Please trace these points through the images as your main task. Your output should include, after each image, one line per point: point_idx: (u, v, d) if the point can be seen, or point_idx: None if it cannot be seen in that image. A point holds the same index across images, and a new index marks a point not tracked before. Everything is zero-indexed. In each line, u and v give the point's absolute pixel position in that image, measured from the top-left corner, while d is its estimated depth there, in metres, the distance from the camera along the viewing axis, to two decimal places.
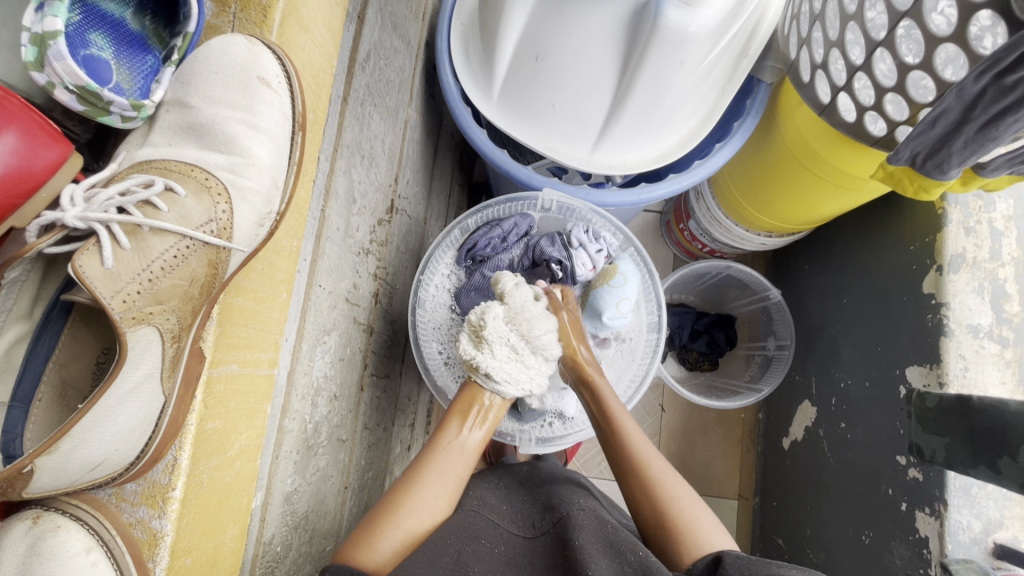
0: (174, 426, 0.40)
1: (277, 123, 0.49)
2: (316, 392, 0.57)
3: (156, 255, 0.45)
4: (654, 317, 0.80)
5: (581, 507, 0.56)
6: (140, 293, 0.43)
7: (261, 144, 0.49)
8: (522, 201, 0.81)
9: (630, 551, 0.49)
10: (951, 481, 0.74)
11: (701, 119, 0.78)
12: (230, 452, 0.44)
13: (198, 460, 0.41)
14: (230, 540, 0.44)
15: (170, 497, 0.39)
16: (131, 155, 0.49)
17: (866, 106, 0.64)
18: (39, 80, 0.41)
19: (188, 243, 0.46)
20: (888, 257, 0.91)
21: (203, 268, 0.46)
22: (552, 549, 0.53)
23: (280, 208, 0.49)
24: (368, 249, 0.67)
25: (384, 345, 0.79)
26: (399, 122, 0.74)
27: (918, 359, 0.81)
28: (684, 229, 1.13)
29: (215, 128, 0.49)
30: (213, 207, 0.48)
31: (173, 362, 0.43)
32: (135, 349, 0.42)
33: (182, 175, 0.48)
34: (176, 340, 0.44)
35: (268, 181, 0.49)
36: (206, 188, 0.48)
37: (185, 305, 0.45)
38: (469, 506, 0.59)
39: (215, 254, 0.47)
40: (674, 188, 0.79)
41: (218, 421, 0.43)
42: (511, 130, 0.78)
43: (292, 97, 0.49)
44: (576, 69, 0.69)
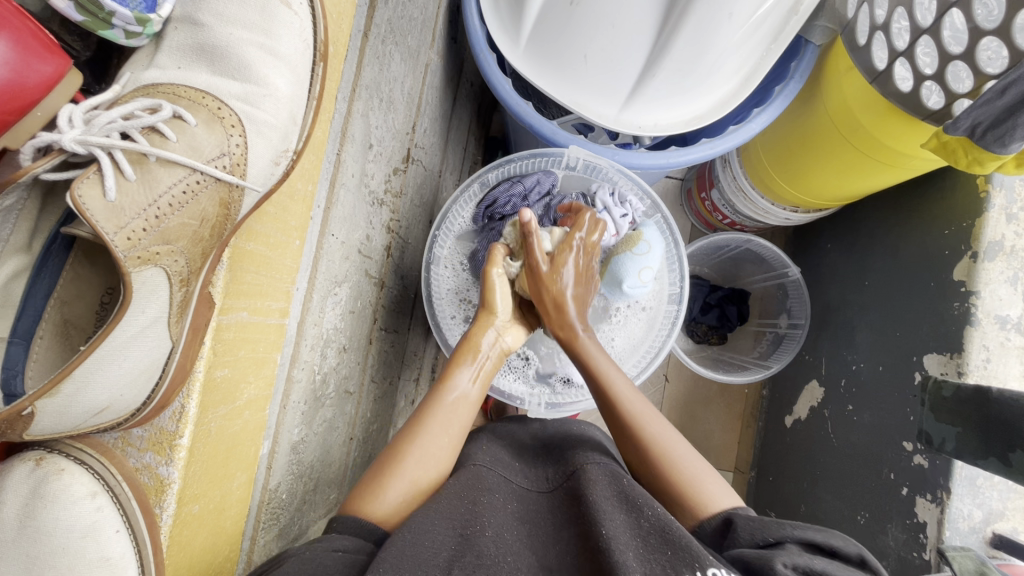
0: (182, 373, 0.39)
1: (298, 51, 0.45)
2: (326, 343, 0.56)
3: (162, 190, 0.41)
4: (677, 288, 0.78)
5: (596, 460, 0.56)
6: (147, 230, 0.40)
7: (280, 74, 0.45)
8: (547, 157, 0.77)
9: (647, 506, 0.49)
10: (956, 470, 0.74)
11: (741, 81, 0.74)
12: (239, 401, 0.43)
13: (206, 409, 0.40)
14: (237, 488, 0.44)
15: (177, 445, 0.38)
16: (136, 76, 0.45)
17: (926, 74, 0.59)
18: None
19: (199, 177, 0.43)
20: (918, 240, 0.87)
21: (214, 208, 0.43)
22: (565, 505, 0.53)
23: (297, 146, 0.46)
24: (383, 199, 0.64)
25: (394, 299, 0.77)
26: (420, 66, 0.69)
27: (938, 347, 0.79)
28: (706, 198, 1.09)
29: (230, 52, 0.45)
30: (226, 140, 0.44)
31: (181, 307, 0.41)
32: (143, 291, 0.39)
33: (192, 102, 0.44)
34: (184, 283, 0.42)
35: (287, 115, 0.45)
36: (219, 119, 0.44)
37: (194, 246, 0.42)
38: (480, 461, 0.58)
39: (227, 192, 0.44)
40: (706, 154, 0.75)
41: (227, 369, 0.42)
42: (537, 81, 0.73)
43: (314, 23, 0.45)
44: (613, 17, 0.64)
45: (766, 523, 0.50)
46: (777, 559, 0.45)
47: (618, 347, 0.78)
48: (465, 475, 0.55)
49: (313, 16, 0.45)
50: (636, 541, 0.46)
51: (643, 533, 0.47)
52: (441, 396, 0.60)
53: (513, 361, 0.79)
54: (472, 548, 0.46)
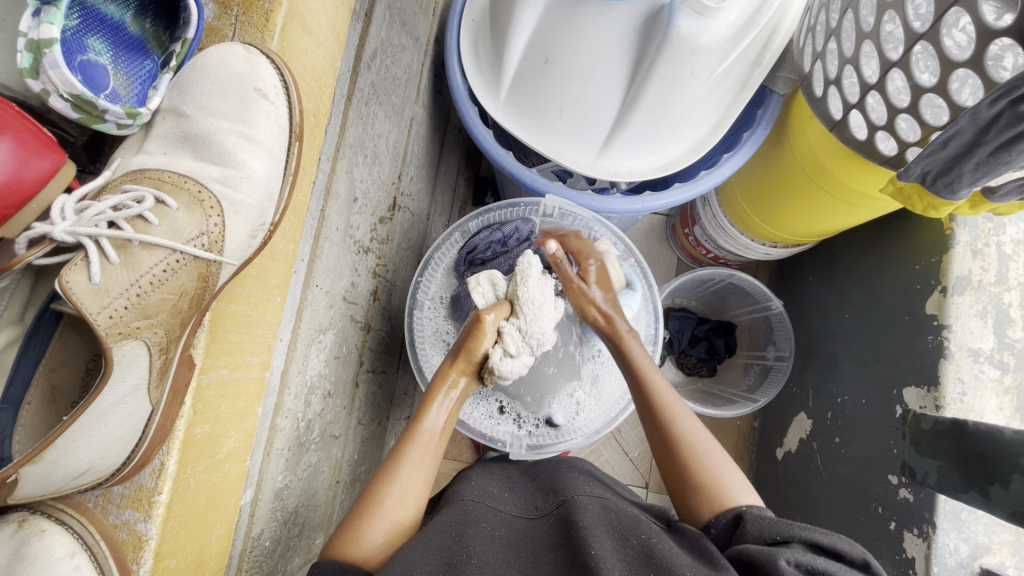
0: (162, 431, 0.41)
1: (273, 134, 0.49)
2: (310, 390, 0.57)
3: (145, 270, 0.44)
4: (652, 330, 0.80)
5: (586, 493, 0.57)
6: (128, 308, 0.43)
7: (257, 158, 0.49)
8: (524, 206, 0.81)
9: (633, 535, 0.50)
10: (940, 504, 0.74)
11: (710, 129, 0.78)
12: (219, 455, 0.45)
13: (186, 464, 0.42)
14: (216, 540, 0.45)
15: (155, 501, 0.40)
16: (127, 162, 0.49)
17: (878, 124, 0.63)
18: (34, 88, 0.40)
19: (179, 257, 0.46)
20: (893, 274, 0.89)
21: (193, 282, 0.46)
22: (552, 529, 0.53)
23: (274, 219, 0.49)
24: (369, 247, 0.67)
25: (381, 342, 0.79)
26: (405, 121, 0.73)
27: (916, 380, 0.81)
28: (689, 234, 1.12)
29: (210, 139, 0.49)
30: (205, 220, 0.48)
31: (161, 371, 0.43)
32: (123, 362, 0.42)
33: (175, 187, 0.48)
34: (164, 351, 0.44)
35: (262, 193, 0.49)
36: (199, 202, 0.48)
37: (173, 318, 0.45)
38: (469, 496, 0.58)
39: (205, 267, 0.46)
40: (678, 198, 0.78)
41: (206, 426, 0.44)
42: (517, 131, 0.77)
43: (289, 107, 0.49)
44: (586, 75, 0.69)
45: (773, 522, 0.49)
46: (778, 554, 0.45)
47: (602, 386, 0.80)
48: (454, 509, 0.56)
49: (289, 102, 0.48)
50: (620, 561, 0.47)
51: (629, 557, 0.48)
52: (415, 434, 0.59)
53: (500, 408, 0.80)
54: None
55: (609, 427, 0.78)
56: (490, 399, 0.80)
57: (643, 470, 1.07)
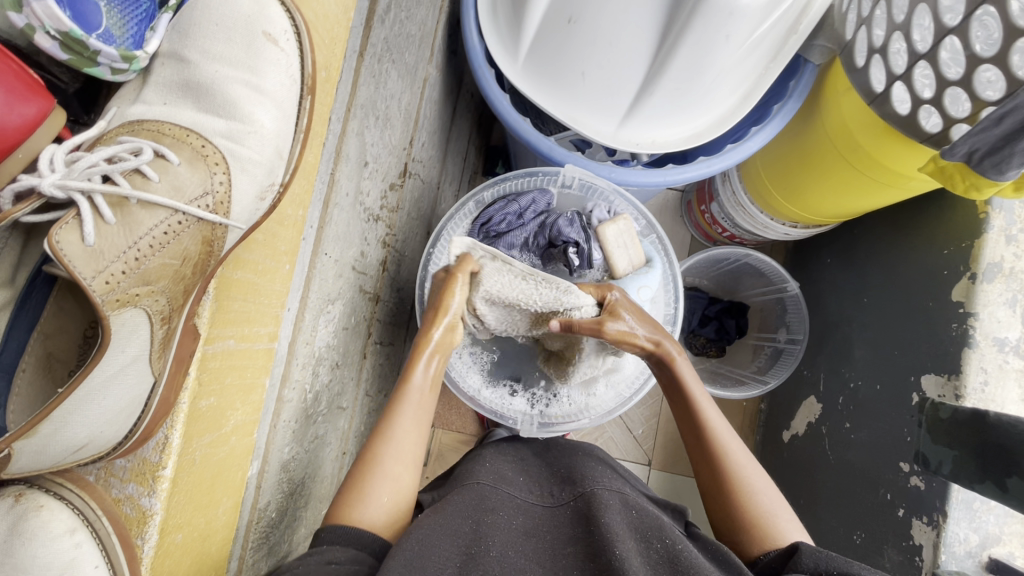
0: (165, 406, 0.40)
1: (283, 85, 0.45)
2: (318, 361, 0.56)
3: (144, 232, 0.41)
4: (671, 309, 0.77)
5: (606, 486, 0.56)
6: (126, 273, 0.39)
7: (265, 110, 0.45)
8: (543, 175, 0.77)
9: (657, 537, 0.49)
10: (953, 493, 0.73)
11: (739, 99, 0.74)
12: (225, 428, 0.44)
13: (191, 438, 0.41)
14: (222, 513, 0.45)
15: (160, 476, 0.38)
16: (123, 111, 0.44)
17: (924, 98, 0.59)
18: (17, 22, 0.36)
19: (181, 218, 0.42)
20: (918, 258, 0.87)
21: (197, 247, 0.43)
22: (570, 524, 0.52)
23: (284, 177, 0.46)
24: (379, 215, 0.64)
25: (390, 313, 0.77)
26: (418, 81, 0.69)
27: (935, 367, 0.79)
28: (705, 211, 1.09)
29: (215, 89, 0.45)
30: (209, 178, 0.44)
31: (163, 343, 0.41)
32: (121, 333, 0.39)
33: (176, 140, 0.44)
34: (166, 321, 0.42)
35: (272, 150, 0.45)
36: (202, 156, 0.44)
37: (175, 286, 0.42)
38: (485, 479, 0.57)
39: (210, 230, 0.43)
40: (702, 172, 0.75)
41: (212, 398, 0.43)
42: (535, 96, 0.73)
43: (302, 55, 0.45)
44: (613, 37, 0.64)
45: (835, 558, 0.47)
46: None
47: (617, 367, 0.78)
48: (470, 492, 0.54)
49: (300, 49, 0.45)
50: (645, 565, 0.46)
51: (654, 563, 0.47)
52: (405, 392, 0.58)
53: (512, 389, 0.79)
54: (477, 566, 0.45)
55: (622, 408, 0.76)
56: (501, 380, 0.79)
57: (648, 448, 1.07)
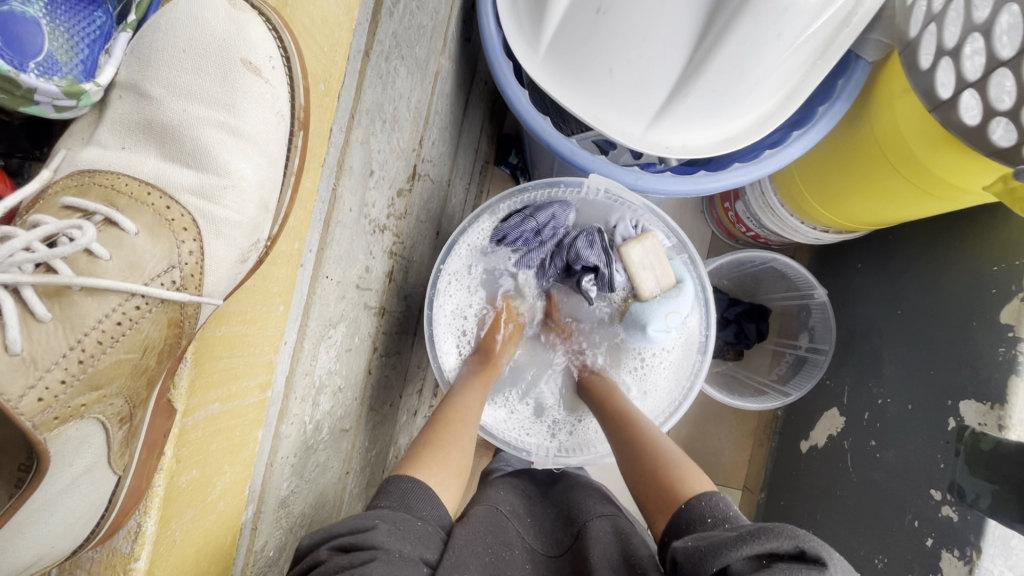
0: (136, 493, 0.36)
1: (269, 124, 0.40)
2: (319, 389, 0.52)
3: (90, 325, 0.35)
4: (702, 336, 0.73)
5: (600, 518, 0.55)
6: (68, 379, 0.34)
7: (245, 158, 0.40)
8: (564, 185, 0.71)
9: (650, 561, 0.48)
10: (989, 528, 0.69)
11: (781, 100, 0.67)
12: (211, 496, 0.40)
13: (169, 520, 0.37)
14: None
15: (132, 569, 0.35)
16: (72, 157, 0.39)
17: (998, 109, 0.52)
18: None
19: (139, 302, 0.36)
20: (961, 272, 0.81)
21: (161, 332, 0.37)
22: (570, 567, 0.51)
23: (272, 234, 0.41)
24: (385, 225, 0.59)
25: (396, 324, 0.73)
26: (429, 76, 0.63)
27: (977, 393, 0.74)
28: (729, 209, 1.02)
29: (184, 132, 0.39)
30: (175, 249, 0.38)
31: (126, 439, 0.37)
32: (68, 447, 0.34)
33: (133, 201, 0.38)
34: (125, 420, 0.37)
35: (254, 208, 0.40)
36: (166, 221, 0.38)
37: (135, 380, 0.37)
38: (501, 509, 0.56)
39: (178, 310, 0.38)
40: (736, 180, 0.69)
41: (194, 471, 0.38)
42: (556, 92, 0.67)
43: (292, 83, 0.40)
44: (646, 30, 0.58)
45: (707, 548, 0.44)
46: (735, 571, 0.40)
47: (645, 396, 0.74)
48: (487, 520, 0.53)
49: (290, 80, 0.40)
50: None
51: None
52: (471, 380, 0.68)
53: (530, 416, 0.76)
54: None
55: None
56: (520, 405, 0.76)
57: None
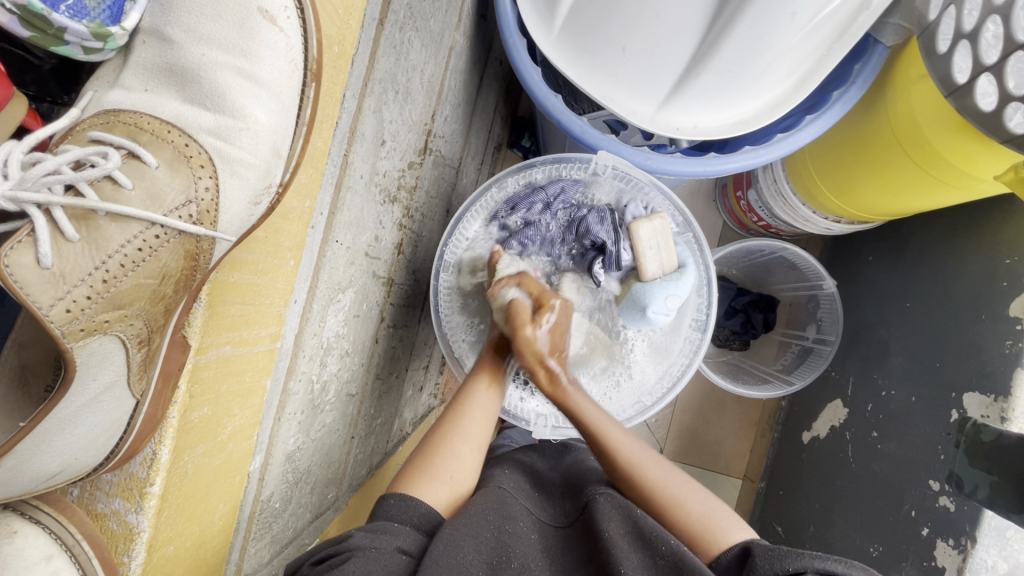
0: (152, 422, 0.38)
1: (283, 73, 0.41)
2: (326, 351, 0.53)
3: (113, 250, 0.37)
4: (703, 315, 0.74)
5: (607, 492, 0.56)
6: (92, 298, 0.36)
7: (259, 103, 0.41)
8: (571, 162, 0.73)
9: (661, 541, 0.50)
10: (986, 519, 0.69)
11: (796, 84, 0.66)
12: (221, 436, 0.42)
13: (181, 452, 0.39)
14: (218, 519, 0.44)
15: (147, 492, 0.38)
16: (99, 97, 0.40)
17: (1013, 94, 0.51)
18: None
19: (158, 231, 0.39)
20: (973, 266, 0.80)
21: (178, 262, 0.39)
22: (581, 541, 0.53)
23: (282, 179, 0.42)
24: (395, 196, 0.61)
25: (404, 296, 0.74)
26: (443, 51, 0.64)
27: (980, 386, 0.74)
28: (742, 198, 1.01)
29: (202, 77, 0.40)
30: (193, 184, 0.40)
31: (144, 364, 0.39)
32: (93, 360, 0.37)
33: (154, 137, 0.40)
34: (144, 343, 0.39)
35: (268, 147, 0.41)
36: (184, 158, 0.40)
37: (153, 307, 0.39)
38: (504, 483, 0.57)
39: (194, 244, 0.40)
40: (746, 163, 0.69)
41: (205, 409, 0.41)
42: (570, 72, 0.67)
43: (305, 38, 0.41)
44: (661, 8, 0.58)
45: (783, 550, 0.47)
46: None
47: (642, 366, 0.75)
48: (490, 497, 0.54)
49: (303, 30, 0.41)
50: None
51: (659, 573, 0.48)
52: (474, 389, 0.64)
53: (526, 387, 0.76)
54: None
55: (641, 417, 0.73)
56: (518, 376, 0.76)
57: None
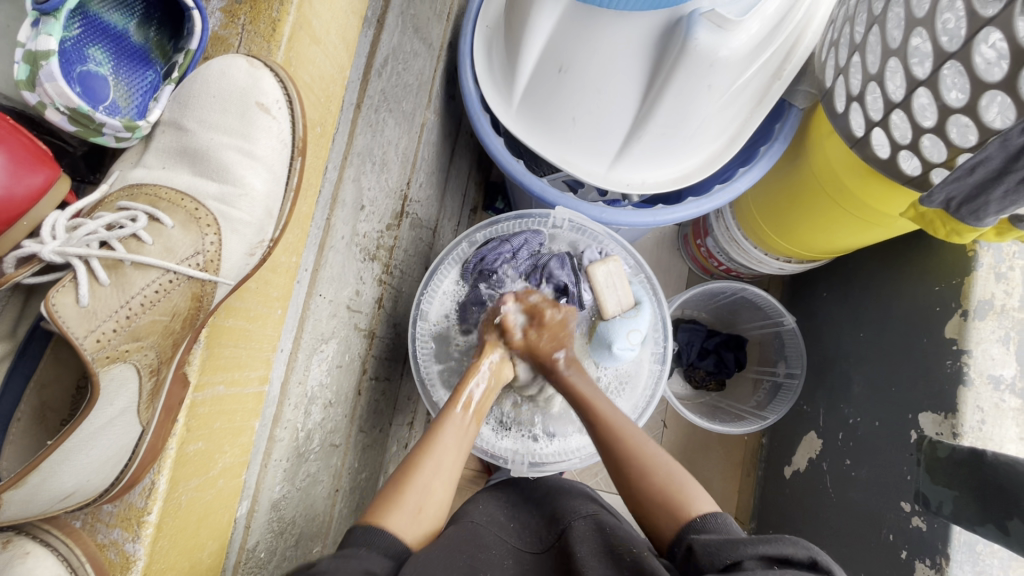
0: (153, 451, 0.41)
1: (274, 150, 0.48)
2: (311, 400, 0.57)
3: (136, 291, 0.44)
4: (661, 348, 0.79)
5: (585, 519, 0.57)
6: (117, 331, 0.42)
7: (256, 174, 0.48)
8: (534, 218, 0.80)
9: (628, 553, 0.50)
10: (955, 535, 0.72)
11: (726, 142, 0.76)
12: (213, 471, 0.45)
13: (176, 483, 0.42)
14: (208, 557, 0.45)
15: (144, 521, 0.40)
16: (125, 175, 0.47)
17: (902, 143, 0.60)
18: (31, 100, 0.40)
19: (171, 276, 0.45)
20: (910, 295, 0.87)
21: (186, 302, 0.45)
22: (555, 561, 0.53)
23: (274, 234, 0.48)
24: (375, 254, 0.66)
25: (385, 350, 0.78)
26: (416, 126, 0.72)
27: (932, 405, 0.78)
28: (701, 245, 1.09)
29: (210, 155, 0.48)
30: (201, 239, 0.46)
31: (151, 394, 0.43)
32: (110, 386, 0.41)
33: (171, 204, 0.47)
34: (155, 372, 0.44)
35: (262, 212, 0.48)
36: (195, 220, 0.47)
37: (165, 340, 0.44)
38: (478, 518, 0.59)
39: (200, 286, 0.46)
40: (692, 211, 0.77)
41: (199, 443, 0.44)
42: (529, 140, 0.76)
43: (292, 123, 0.48)
44: (601, 84, 0.67)
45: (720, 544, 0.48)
46: None
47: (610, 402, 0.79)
48: (462, 531, 0.56)
49: (292, 117, 0.48)
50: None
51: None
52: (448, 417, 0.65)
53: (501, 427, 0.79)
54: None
55: None
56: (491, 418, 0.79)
57: None
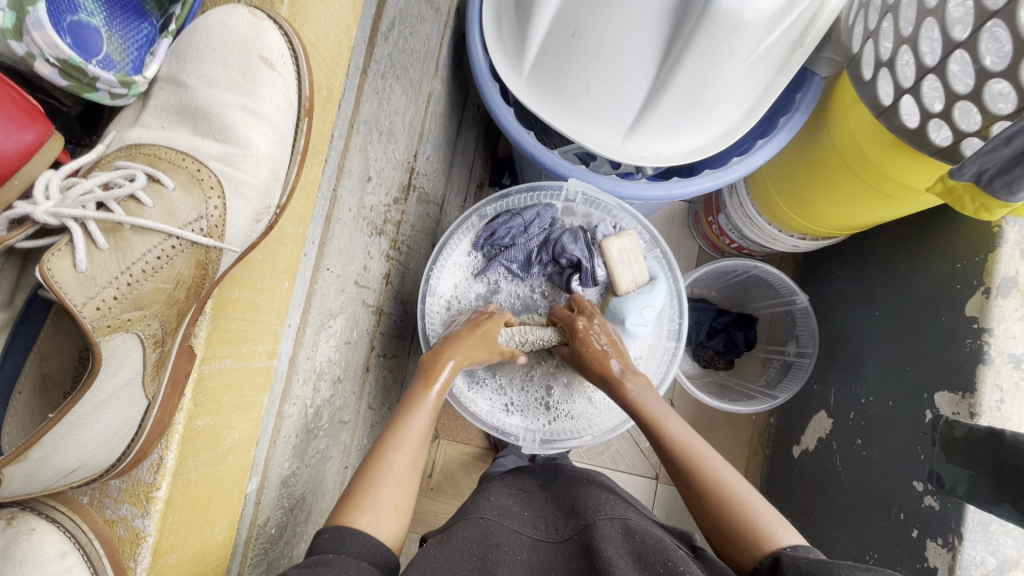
0: (160, 425, 0.40)
1: (280, 108, 0.46)
2: (319, 376, 0.56)
3: (137, 256, 0.42)
4: (675, 325, 0.77)
5: (608, 517, 0.56)
6: (118, 298, 0.40)
7: (262, 134, 0.45)
8: (545, 190, 0.78)
9: (659, 562, 0.49)
10: (969, 514, 0.71)
11: (745, 112, 0.73)
12: (222, 447, 0.44)
13: (186, 459, 0.41)
14: (218, 533, 0.45)
15: (154, 497, 0.39)
16: (121, 135, 0.46)
17: (933, 111, 0.57)
18: (16, 49, 0.37)
19: (174, 242, 0.43)
20: (930, 274, 0.85)
21: (191, 270, 0.43)
22: (576, 558, 0.52)
23: (280, 200, 0.46)
24: (382, 228, 0.64)
25: (393, 327, 0.77)
26: (423, 96, 0.70)
27: (948, 385, 0.77)
28: (713, 222, 1.07)
29: (212, 112, 0.45)
30: (204, 202, 0.45)
31: (157, 365, 0.42)
32: (113, 357, 0.40)
33: (171, 164, 0.45)
34: (159, 344, 0.42)
35: (267, 173, 0.46)
36: (198, 181, 0.45)
37: (169, 308, 0.43)
38: (490, 513, 0.58)
39: (204, 254, 0.44)
40: (708, 185, 0.74)
41: (207, 418, 0.43)
42: (540, 111, 0.73)
43: (298, 77, 0.45)
44: (617, 51, 0.64)
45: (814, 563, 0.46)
46: None
47: None
48: (474, 529, 0.55)
49: (298, 73, 0.45)
50: None
51: None
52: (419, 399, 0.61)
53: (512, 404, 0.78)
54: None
55: (625, 425, 0.76)
56: (501, 394, 0.78)
57: (654, 462, 1.05)
